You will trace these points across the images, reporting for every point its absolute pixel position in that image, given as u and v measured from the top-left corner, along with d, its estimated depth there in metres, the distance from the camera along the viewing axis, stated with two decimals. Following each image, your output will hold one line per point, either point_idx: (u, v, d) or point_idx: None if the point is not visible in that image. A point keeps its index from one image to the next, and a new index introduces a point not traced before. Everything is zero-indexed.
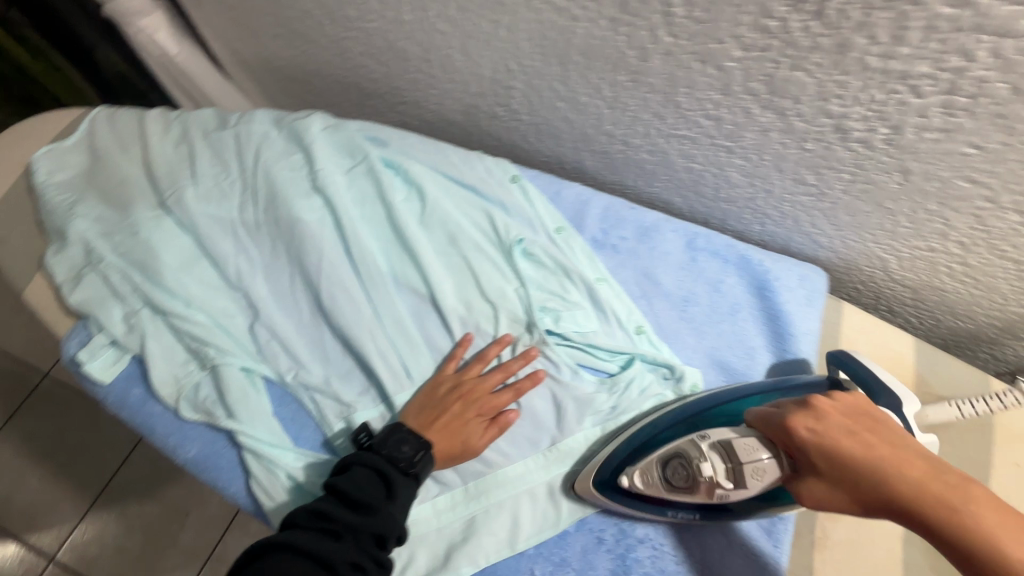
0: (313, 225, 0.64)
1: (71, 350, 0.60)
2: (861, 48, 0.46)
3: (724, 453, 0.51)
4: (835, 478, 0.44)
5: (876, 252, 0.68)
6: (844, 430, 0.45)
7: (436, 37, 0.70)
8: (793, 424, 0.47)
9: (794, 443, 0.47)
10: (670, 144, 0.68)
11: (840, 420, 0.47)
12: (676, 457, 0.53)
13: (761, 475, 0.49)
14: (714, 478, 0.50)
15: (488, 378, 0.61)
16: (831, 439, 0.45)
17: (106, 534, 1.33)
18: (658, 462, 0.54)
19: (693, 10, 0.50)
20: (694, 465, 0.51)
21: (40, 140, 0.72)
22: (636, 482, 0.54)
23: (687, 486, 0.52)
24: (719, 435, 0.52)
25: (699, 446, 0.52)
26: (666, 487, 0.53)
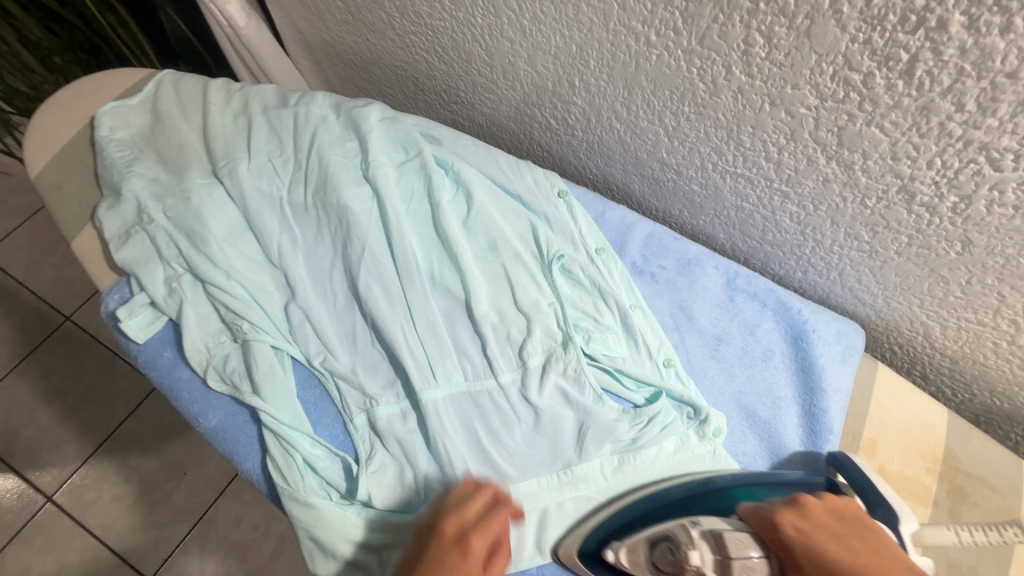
0: (360, 213, 0.64)
1: (112, 305, 0.62)
2: (945, 113, 0.45)
3: (714, 544, 0.48)
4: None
5: (921, 317, 0.66)
6: (830, 534, 0.44)
7: (504, 44, 0.70)
8: (779, 518, 0.46)
9: (781, 541, 0.46)
10: (723, 180, 0.67)
11: (826, 522, 0.46)
12: (664, 540, 0.50)
13: (750, 573, 0.46)
14: (700, 569, 0.47)
15: (468, 507, 0.50)
16: (816, 539, 0.44)
17: (103, 481, 1.34)
18: (646, 542, 0.51)
19: (775, 53, 0.50)
20: (681, 551, 0.48)
21: (108, 95, 0.74)
22: (622, 558, 0.52)
23: (673, 573, 0.49)
24: (711, 525, 0.49)
25: (690, 532, 0.49)
26: (651, 569, 0.50)
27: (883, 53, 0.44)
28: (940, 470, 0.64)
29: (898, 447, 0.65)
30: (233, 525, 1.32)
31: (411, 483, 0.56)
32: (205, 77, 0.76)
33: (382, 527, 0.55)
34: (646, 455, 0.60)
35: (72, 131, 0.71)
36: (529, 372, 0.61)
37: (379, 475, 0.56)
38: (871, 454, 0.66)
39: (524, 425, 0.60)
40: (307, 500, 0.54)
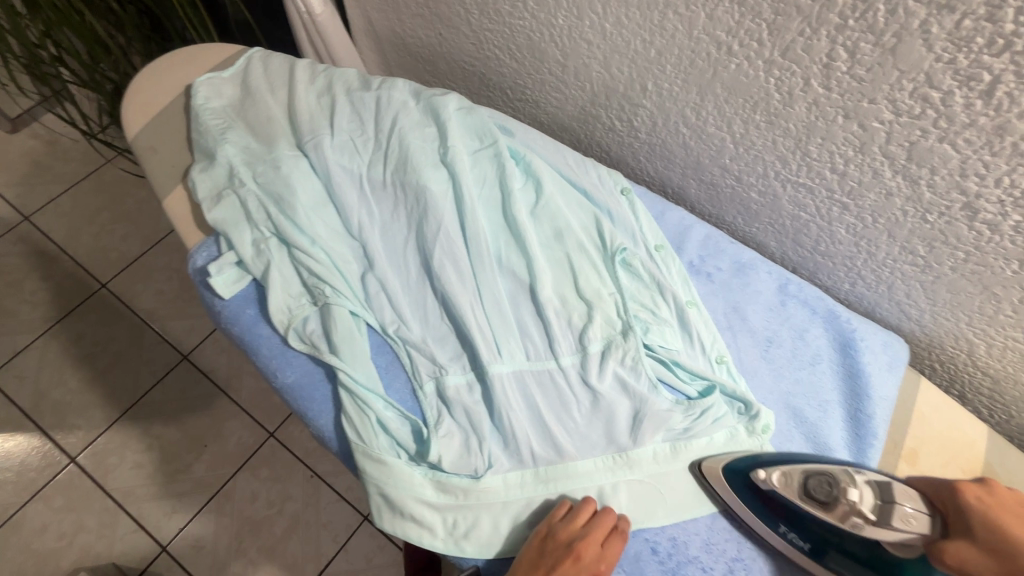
0: (437, 194, 0.67)
1: (199, 262, 0.66)
2: (1020, 133, 0.48)
3: (877, 491, 0.50)
4: (991, 547, 0.45)
5: (966, 334, 0.68)
6: (1012, 514, 0.47)
7: (581, 45, 0.74)
8: (964, 487, 0.49)
9: (956, 503, 0.49)
10: (784, 189, 0.69)
11: (1009, 504, 0.48)
12: (825, 474, 0.53)
13: (908, 522, 0.48)
14: (858, 505, 0.50)
15: (577, 519, 0.55)
16: (999, 512, 0.47)
17: (128, 447, 1.37)
18: (802, 472, 0.54)
19: (856, 67, 0.53)
20: (841, 486, 0.51)
21: (200, 68, 0.78)
22: (771, 479, 0.55)
23: (823, 503, 0.52)
24: (874, 476, 0.52)
25: (852, 474, 0.51)
26: (800, 494, 0.53)
27: (966, 73, 0.47)
28: None
29: (939, 458, 0.67)
30: (250, 502, 1.33)
31: (476, 450, 0.59)
32: (292, 56, 0.80)
33: (446, 488, 0.58)
34: (697, 445, 0.62)
35: (167, 99, 0.75)
36: (590, 357, 0.64)
37: (447, 439, 0.59)
38: (913, 463, 0.67)
39: (583, 406, 0.62)
40: (380, 457, 0.58)
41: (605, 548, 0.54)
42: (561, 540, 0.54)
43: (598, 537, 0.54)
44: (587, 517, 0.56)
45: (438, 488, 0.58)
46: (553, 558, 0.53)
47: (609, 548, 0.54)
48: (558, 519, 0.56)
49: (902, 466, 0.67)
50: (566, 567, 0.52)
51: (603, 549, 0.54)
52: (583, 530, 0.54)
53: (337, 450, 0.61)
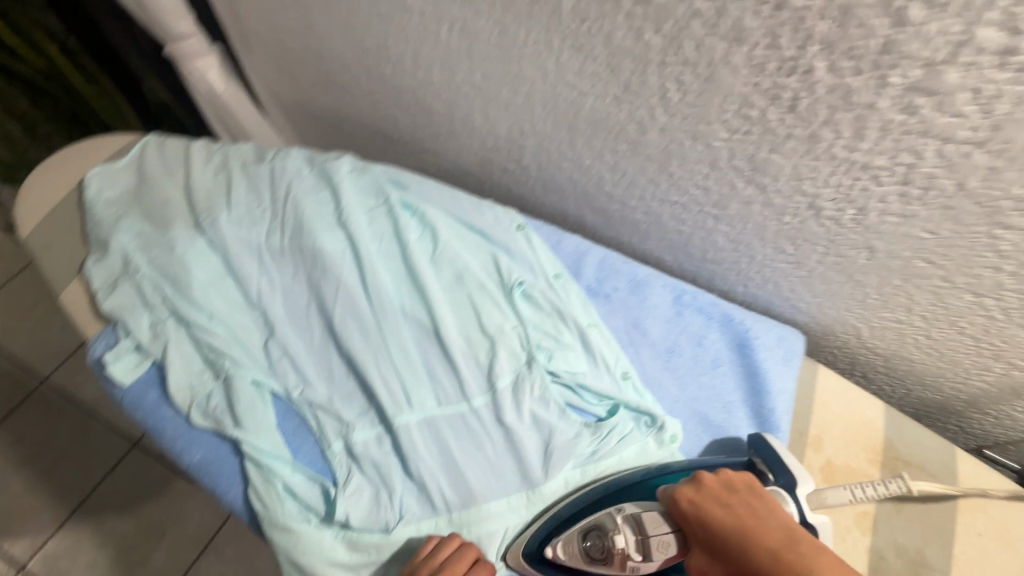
0: (334, 255, 0.69)
1: (98, 351, 0.67)
2: (829, 140, 0.53)
3: (635, 526, 0.55)
4: (710, 549, 0.49)
5: (849, 320, 0.72)
6: (717, 503, 0.51)
7: (460, 98, 0.79)
8: (676, 494, 0.53)
9: (679, 513, 0.52)
10: (663, 208, 0.74)
11: (716, 493, 0.52)
12: (595, 528, 0.57)
13: (665, 547, 0.53)
14: (625, 550, 0.54)
15: (437, 555, 0.56)
16: (704, 507, 0.51)
17: (78, 547, 1.30)
18: (579, 534, 0.58)
19: (687, 96, 0.58)
20: (609, 537, 0.55)
21: (96, 161, 0.81)
22: (559, 553, 0.58)
23: (603, 559, 0.56)
24: (631, 510, 0.57)
25: (614, 519, 0.56)
26: (586, 558, 0.57)
27: (771, 93, 0.53)
28: (881, 460, 0.69)
29: (842, 441, 0.71)
30: None
31: (386, 503, 0.60)
32: (188, 138, 0.82)
33: (358, 546, 0.59)
34: (606, 466, 0.65)
35: (63, 195, 0.77)
36: (499, 393, 0.66)
37: (356, 496, 0.60)
38: (818, 450, 0.71)
39: (495, 442, 0.64)
40: (287, 525, 0.59)
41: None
42: None
43: (460, 567, 0.55)
44: (449, 552, 0.57)
45: (349, 548, 0.59)
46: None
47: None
48: (417, 558, 0.57)
49: (809, 454, 0.70)
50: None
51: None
52: (443, 564, 0.55)
53: (249, 522, 0.62)
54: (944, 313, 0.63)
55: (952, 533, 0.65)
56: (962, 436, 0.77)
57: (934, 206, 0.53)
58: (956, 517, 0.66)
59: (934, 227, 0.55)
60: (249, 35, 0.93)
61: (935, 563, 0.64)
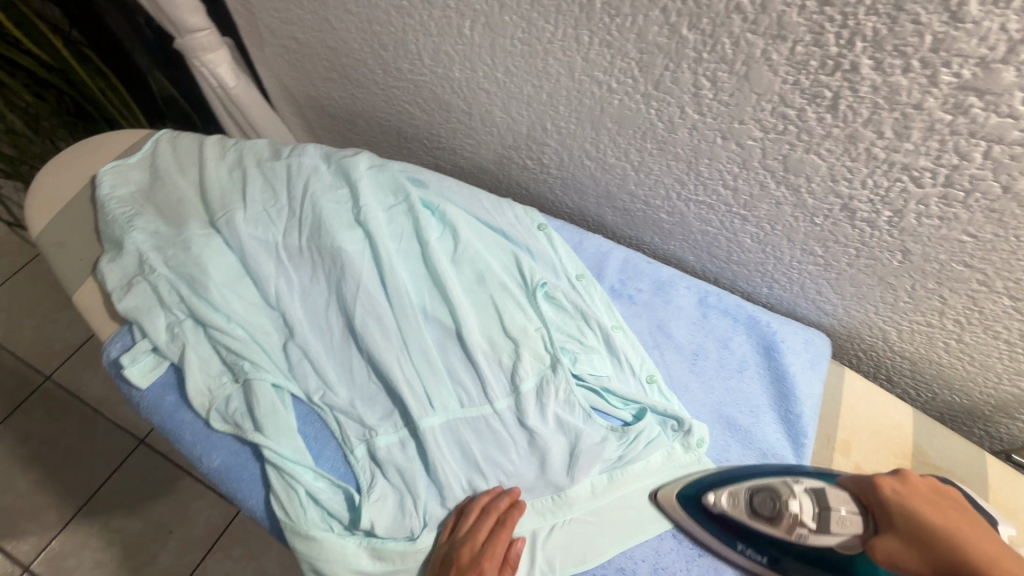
0: (354, 255, 0.68)
1: (113, 353, 0.66)
2: (869, 140, 0.52)
3: (817, 498, 0.52)
4: (913, 538, 0.48)
5: (877, 323, 0.71)
6: (924, 500, 0.50)
7: (480, 94, 0.77)
8: (882, 481, 0.51)
9: (877, 498, 0.51)
10: (688, 208, 0.72)
11: (923, 490, 0.51)
12: (767, 488, 0.54)
13: (843, 524, 0.51)
14: (800, 515, 0.51)
15: (462, 524, 0.58)
16: (911, 501, 0.50)
17: (86, 546, 1.29)
18: (748, 490, 0.56)
19: (721, 94, 0.56)
20: (783, 499, 0.53)
21: (107, 157, 0.79)
22: (721, 501, 0.57)
23: (769, 517, 0.53)
24: (810, 483, 0.54)
25: (792, 486, 0.54)
26: (748, 512, 0.55)
27: (810, 91, 0.51)
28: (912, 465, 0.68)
29: (871, 446, 0.69)
30: None
31: (411, 510, 0.59)
32: (201, 134, 0.80)
33: (383, 555, 0.58)
34: (634, 470, 0.63)
35: (73, 192, 0.75)
36: (523, 397, 0.64)
37: (380, 503, 0.59)
38: (847, 454, 0.69)
39: (519, 446, 0.63)
40: (310, 533, 0.57)
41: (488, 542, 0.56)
42: (445, 548, 0.57)
43: (499, 504, 0.59)
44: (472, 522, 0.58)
45: (373, 557, 0.58)
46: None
47: (492, 543, 0.56)
48: (462, 513, 0.59)
49: (837, 459, 0.69)
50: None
51: (485, 544, 0.56)
52: (467, 534, 0.57)
53: (271, 528, 0.60)
54: (978, 317, 0.61)
55: None
56: (988, 440, 0.76)
57: (978, 209, 0.51)
58: None
59: (976, 230, 0.53)
60: (262, 28, 0.91)
61: None
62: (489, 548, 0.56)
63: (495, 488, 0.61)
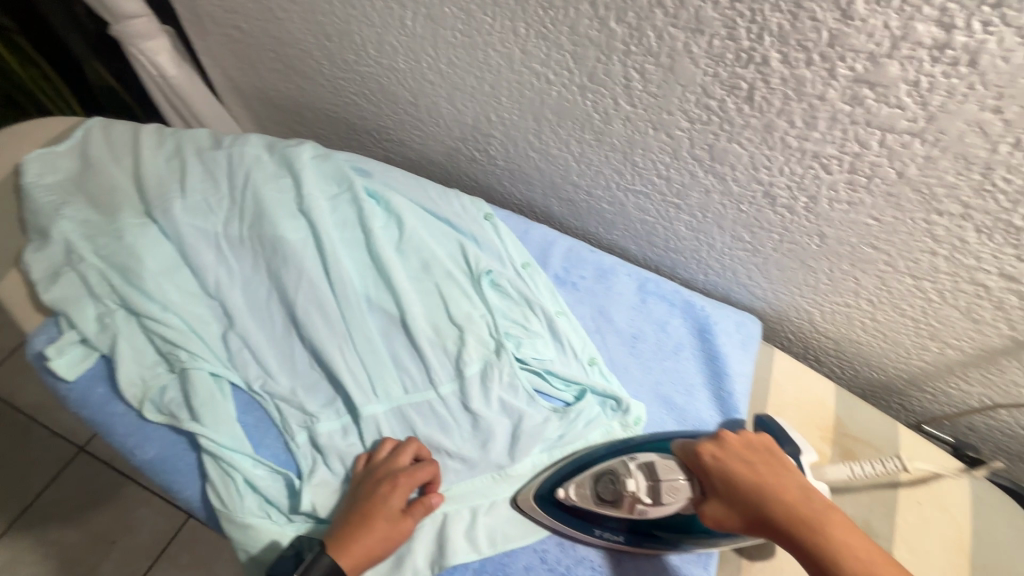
0: (296, 244, 0.68)
1: (39, 346, 0.63)
2: (783, 129, 0.56)
3: (648, 473, 0.57)
4: (731, 500, 0.52)
5: (803, 305, 0.76)
6: (739, 459, 0.55)
7: (426, 86, 0.78)
8: (702, 449, 0.56)
9: (700, 465, 0.56)
10: (627, 197, 0.75)
11: (737, 448, 0.56)
12: (608, 473, 0.59)
13: (676, 492, 0.56)
14: (636, 493, 0.56)
15: (379, 451, 0.61)
16: (728, 464, 0.54)
17: (18, 560, 1.22)
18: (592, 477, 0.59)
19: (649, 86, 0.59)
20: (621, 480, 0.57)
21: (33, 145, 0.76)
22: (571, 494, 0.59)
23: (613, 501, 0.57)
24: (644, 458, 0.58)
25: (627, 465, 0.58)
26: (596, 501, 0.58)
27: (729, 83, 0.55)
28: (832, 437, 0.73)
29: (797, 420, 0.74)
30: None
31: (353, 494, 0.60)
32: (136, 122, 0.78)
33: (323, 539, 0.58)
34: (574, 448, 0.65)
35: None
36: (466, 381, 0.65)
37: (323, 487, 0.60)
38: None
39: (462, 429, 0.64)
40: (246, 520, 0.57)
41: (402, 464, 0.59)
42: (362, 473, 0.59)
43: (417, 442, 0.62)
44: (388, 449, 0.61)
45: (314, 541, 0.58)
46: (373, 489, 0.57)
47: (406, 464, 0.59)
48: (380, 444, 0.62)
49: None
50: (385, 493, 0.57)
51: (401, 465, 0.59)
52: (385, 456, 0.60)
53: (207, 519, 0.59)
54: (887, 296, 0.67)
55: (895, 503, 0.69)
56: (904, 413, 0.81)
57: (878, 193, 0.56)
58: (898, 487, 0.70)
59: (878, 214, 0.58)
60: (202, 16, 0.89)
61: (882, 531, 0.67)
62: (407, 468, 0.59)
63: (407, 439, 0.62)
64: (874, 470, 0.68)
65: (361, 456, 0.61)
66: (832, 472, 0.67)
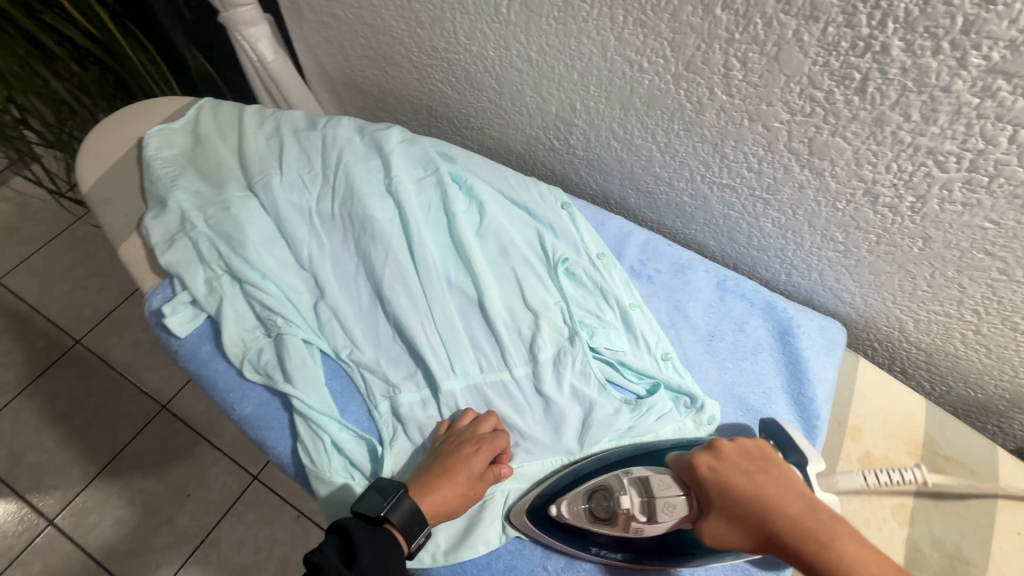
0: (384, 223, 0.70)
1: (155, 303, 0.69)
2: (896, 123, 0.53)
3: (641, 489, 0.56)
4: (730, 515, 0.51)
5: (895, 312, 0.72)
6: (735, 469, 0.53)
7: (512, 73, 0.79)
8: (697, 461, 0.54)
9: (696, 479, 0.54)
10: (711, 191, 0.73)
11: (734, 459, 0.54)
12: (601, 489, 0.57)
13: (672, 510, 0.54)
14: (630, 511, 0.55)
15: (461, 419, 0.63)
16: (725, 476, 0.53)
17: (108, 503, 1.33)
18: (583, 493, 0.58)
19: (750, 75, 0.58)
20: (614, 497, 0.56)
21: (152, 121, 0.83)
22: (563, 511, 0.57)
23: (608, 518, 0.56)
24: (639, 473, 0.57)
25: (620, 480, 0.57)
26: (589, 518, 0.57)
27: (839, 73, 0.52)
28: (922, 454, 0.69)
29: (883, 432, 0.70)
30: (236, 548, 1.30)
31: None
32: (241, 103, 0.83)
33: None
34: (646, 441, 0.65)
35: (122, 152, 0.79)
36: (540, 365, 0.66)
37: (403, 455, 0.63)
38: (857, 440, 0.70)
39: (535, 412, 0.65)
40: (333, 479, 0.60)
41: (484, 433, 0.62)
42: (444, 437, 0.62)
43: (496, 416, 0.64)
44: (469, 418, 0.63)
45: None
46: (457, 449, 0.59)
47: (488, 434, 0.62)
48: (461, 414, 0.64)
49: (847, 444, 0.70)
50: (469, 452, 0.59)
51: (483, 433, 0.61)
52: (468, 423, 0.62)
53: (295, 475, 0.63)
54: (997, 308, 0.62)
55: (991, 530, 0.64)
56: (1001, 436, 0.76)
57: (1001, 194, 0.52)
58: (996, 513, 0.65)
59: (998, 217, 0.54)
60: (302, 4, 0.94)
61: (973, 557, 0.63)
62: (489, 437, 0.61)
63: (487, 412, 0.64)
64: (885, 478, 0.64)
65: (444, 423, 0.64)
66: (844, 481, 0.63)
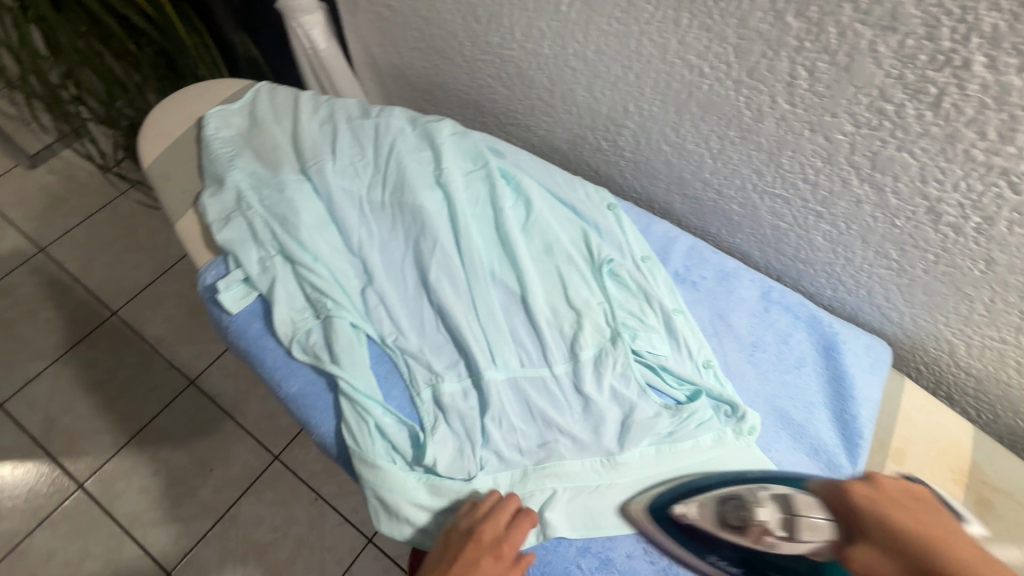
0: (433, 214, 0.71)
1: (209, 279, 0.71)
2: (969, 141, 0.52)
3: (783, 505, 0.56)
4: (886, 545, 0.49)
5: (946, 335, 0.70)
6: (896, 504, 0.52)
7: (566, 72, 0.79)
8: (851, 487, 0.54)
9: (848, 503, 0.53)
10: (762, 200, 0.73)
11: (896, 496, 0.54)
12: (734, 498, 0.58)
13: (813, 531, 0.54)
14: (767, 522, 0.55)
15: (482, 504, 0.59)
16: (882, 507, 0.52)
17: (135, 472, 1.37)
18: (716, 501, 0.59)
19: (817, 84, 0.57)
20: (749, 507, 0.57)
21: (210, 101, 0.85)
22: (691, 511, 0.59)
23: (738, 527, 0.56)
24: (779, 491, 0.58)
25: (759, 493, 0.58)
26: (721, 525, 0.57)
27: (914, 86, 0.51)
28: (967, 481, 0.67)
29: (926, 456, 0.69)
30: (254, 525, 1.32)
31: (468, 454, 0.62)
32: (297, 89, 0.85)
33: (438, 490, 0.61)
34: (685, 447, 0.64)
35: (181, 130, 0.81)
36: (582, 364, 0.66)
37: (442, 443, 0.62)
38: (900, 462, 0.69)
39: (574, 410, 0.65)
40: (375, 461, 0.61)
41: (503, 531, 0.57)
42: (462, 530, 0.57)
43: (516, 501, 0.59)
44: (490, 507, 0.59)
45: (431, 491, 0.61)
46: (475, 554, 0.55)
47: (507, 531, 0.57)
48: (486, 495, 0.60)
49: (891, 466, 0.68)
50: (488, 565, 0.55)
51: (501, 531, 0.57)
52: (486, 517, 0.57)
53: (337, 456, 0.64)
54: None
55: None
56: None
57: None
58: None
59: None
60: None
61: None
62: (509, 536, 0.56)
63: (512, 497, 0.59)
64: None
65: (472, 500, 0.60)
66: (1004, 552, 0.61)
